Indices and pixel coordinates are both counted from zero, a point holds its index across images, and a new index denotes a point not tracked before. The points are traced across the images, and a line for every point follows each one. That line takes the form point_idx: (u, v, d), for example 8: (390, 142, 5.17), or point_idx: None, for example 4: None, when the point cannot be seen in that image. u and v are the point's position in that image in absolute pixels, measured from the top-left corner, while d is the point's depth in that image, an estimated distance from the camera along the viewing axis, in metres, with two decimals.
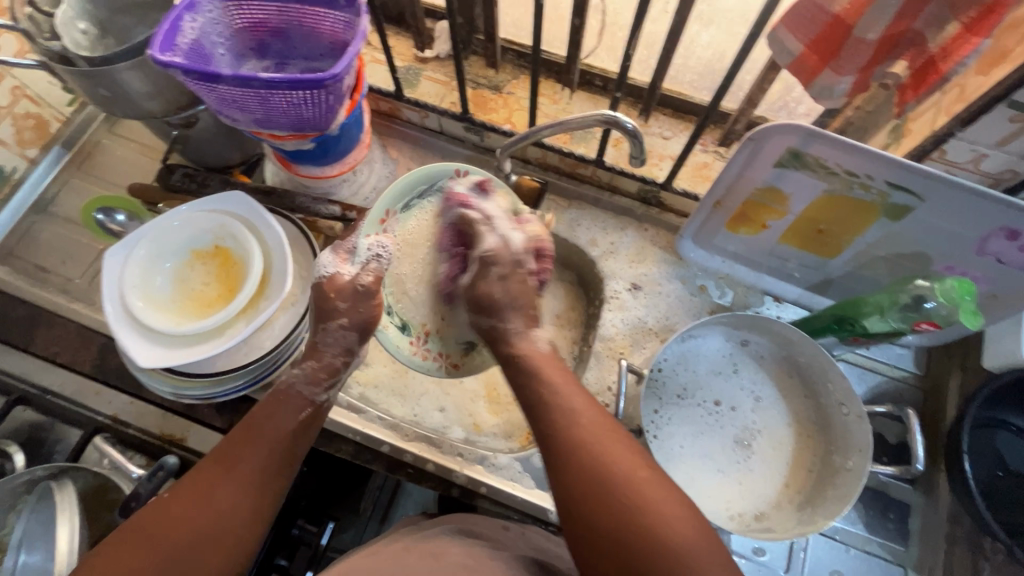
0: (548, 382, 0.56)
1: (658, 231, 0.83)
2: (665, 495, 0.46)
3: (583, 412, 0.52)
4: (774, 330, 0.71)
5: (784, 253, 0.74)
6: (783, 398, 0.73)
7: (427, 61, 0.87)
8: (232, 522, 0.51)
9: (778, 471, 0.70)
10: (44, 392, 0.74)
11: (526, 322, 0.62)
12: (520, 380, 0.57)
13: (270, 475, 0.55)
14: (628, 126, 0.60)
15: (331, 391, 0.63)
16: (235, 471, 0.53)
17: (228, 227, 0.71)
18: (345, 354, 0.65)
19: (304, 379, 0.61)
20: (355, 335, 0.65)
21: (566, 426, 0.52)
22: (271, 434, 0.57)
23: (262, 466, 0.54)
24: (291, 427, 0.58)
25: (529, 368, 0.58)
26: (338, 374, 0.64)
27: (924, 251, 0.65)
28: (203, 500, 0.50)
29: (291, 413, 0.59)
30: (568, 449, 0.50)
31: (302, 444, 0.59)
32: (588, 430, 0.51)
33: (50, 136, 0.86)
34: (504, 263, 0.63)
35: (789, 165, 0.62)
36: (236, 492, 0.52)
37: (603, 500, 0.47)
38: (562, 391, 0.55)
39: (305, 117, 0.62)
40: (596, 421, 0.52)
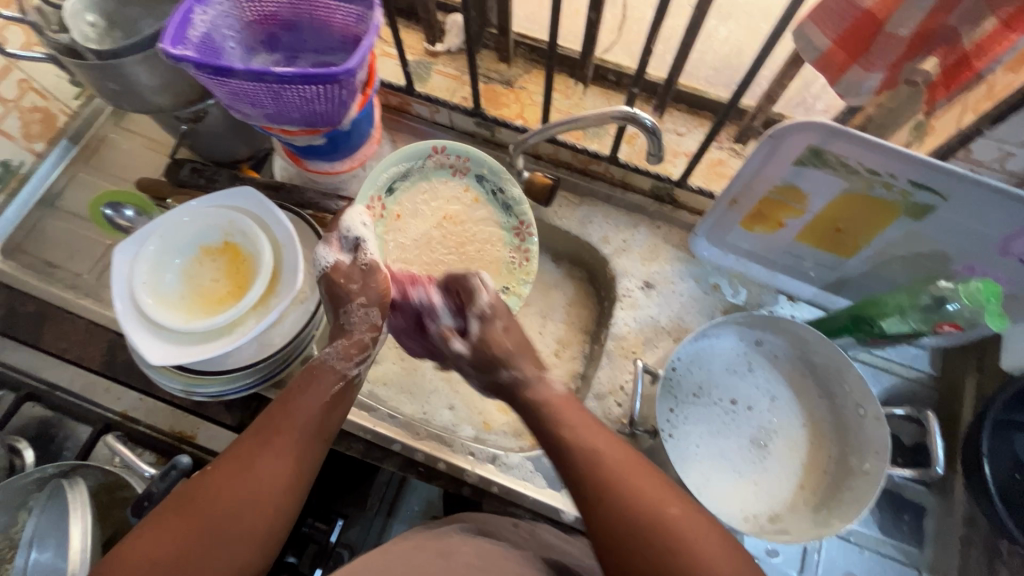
0: (576, 424, 0.56)
1: (671, 228, 0.82)
2: (694, 523, 0.48)
3: (604, 451, 0.53)
4: (790, 330, 0.70)
5: (801, 252, 0.73)
6: (798, 399, 0.72)
7: (438, 55, 0.86)
8: (278, 489, 0.51)
9: (793, 472, 0.69)
10: (53, 388, 0.74)
11: (536, 366, 0.62)
12: (540, 424, 0.57)
13: (311, 445, 0.55)
14: (646, 122, 0.59)
15: (363, 365, 0.63)
16: (275, 441, 0.53)
17: (238, 223, 0.70)
18: (372, 329, 0.65)
19: (336, 354, 0.61)
20: (376, 310, 0.65)
21: (590, 466, 0.52)
22: (307, 405, 0.57)
23: (302, 436, 0.55)
24: (327, 397, 0.58)
25: (547, 413, 0.57)
26: (367, 346, 0.64)
27: (945, 251, 0.64)
28: (246, 469, 0.51)
29: (326, 384, 0.59)
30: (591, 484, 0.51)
31: (338, 415, 0.59)
32: (619, 471, 0.51)
33: (57, 129, 0.85)
34: (502, 315, 0.65)
35: (810, 163, 0.61)
36: (275, 462, 0.52)
37: (642, 539, 0.47)
38: (587, 431, 0.55)
39: (317, 112, 0.61)
40: (617, 459, 0.52)
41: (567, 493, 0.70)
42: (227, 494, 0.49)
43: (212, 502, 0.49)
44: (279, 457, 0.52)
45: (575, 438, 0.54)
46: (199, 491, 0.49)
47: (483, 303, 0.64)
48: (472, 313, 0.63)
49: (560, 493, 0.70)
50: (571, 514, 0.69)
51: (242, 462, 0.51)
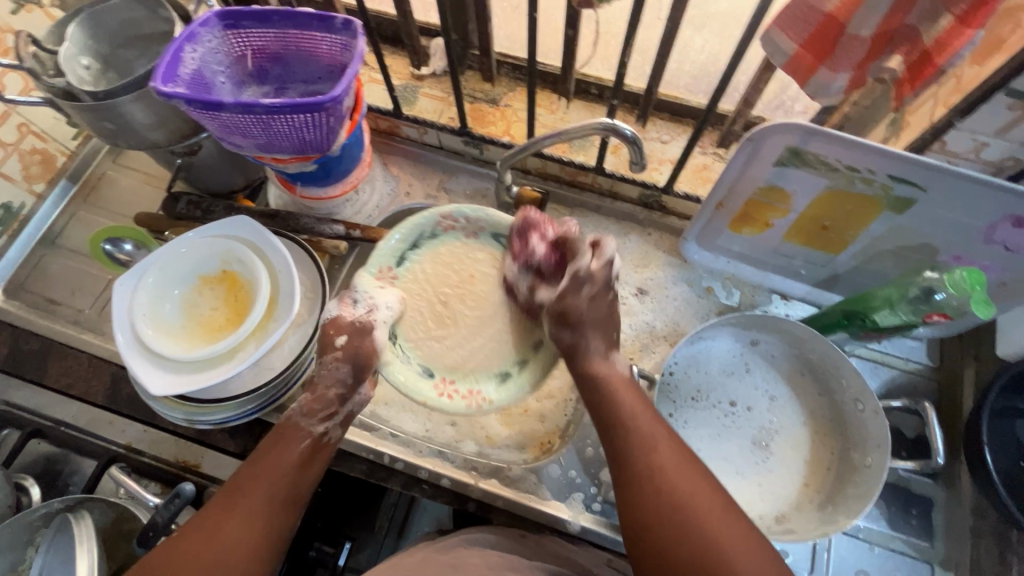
0: (635, 415, 0.58)
1: (661, 235, 0.83)
2: (722, 518, 0.50)
3: (652, 441, 0.55)
4: (783, 328, 0.71)
5: (790, 251, 0.74)
6: (797, 397, 0.72)
7: (424, 78, 0.88)
8: (246, 552, 0.51)
9: (796, 470, 0.69)
10: (58, 424, 0.74)
11: (606, 344, 0.64)
12: (599, 406, 0.60)
13: (281, 509, 0.55)
14: (627, 132, 0.61)
15: (331, 422, 0.61)
16: (241, 507, 0.53)
17: (235, 252, 0.71)
18: (337, 386, 0.62)
19: (300, 412, 0.60)
20: (348, 368, 0.62)
21: (646, 456, 0.54)
22: (274, 468, 0.56)
23: (271, 499, 0.55)
24: (296, 459, 0.57)
25: (609, 394, 0.60)
26: (336, 405, 0.61)
27: (931, 243, 0.65)
28: (215, 538, 0.51)
29: (297, 443, 0.58)
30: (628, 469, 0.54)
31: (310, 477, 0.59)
32: (659, 472, 0.53)
33: (56, 170, 0.87)
34: (596, 283, 0.63)
35: (790, 163, 0.62)
36: (242, 526, 0.52)
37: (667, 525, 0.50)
38: (639, 416, 0.58)
39: (307, 140, 0.62)
40: (655, 448, 0.55)
41: (573, 504, 0.71)
42: (195, 563, 0.49)
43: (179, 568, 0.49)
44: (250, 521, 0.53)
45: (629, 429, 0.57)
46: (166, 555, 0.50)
47: (584, 263, 0.63)
48: (569, 271, 0.63)
49: (565, 503, 0.71)
50: (577, 524, 0.69)
51: (213, 532, 0.51)
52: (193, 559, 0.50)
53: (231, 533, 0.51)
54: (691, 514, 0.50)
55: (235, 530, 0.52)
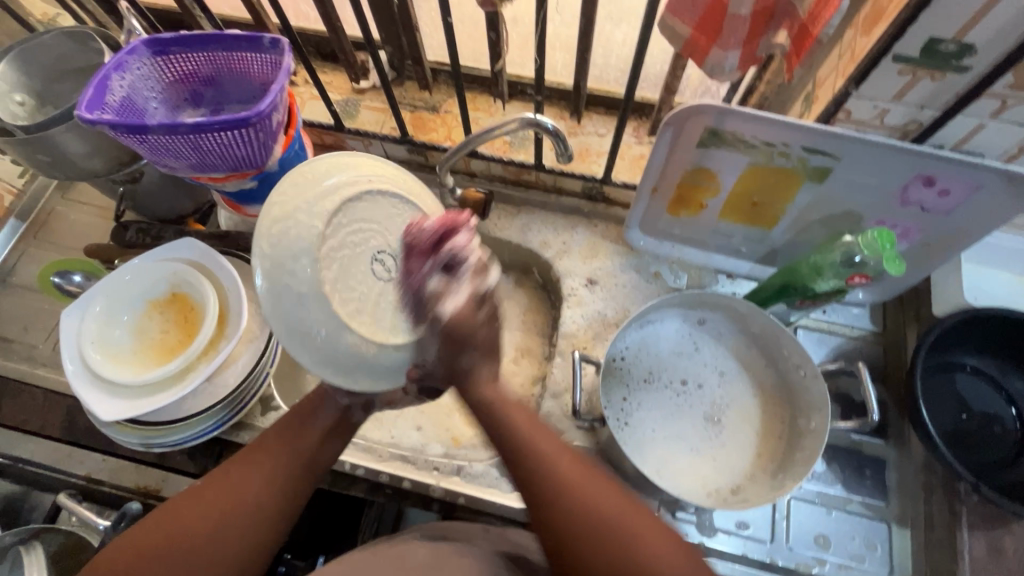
0: (537, 442, 0.51)
1: (607, 225, 0.85)
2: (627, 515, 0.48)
3: (554, 457, 0.51)
4: (725, 304, 0.73)
5: (728, 229, 0.76)
6: (746, 370, 0.74)
7: (364, 92, 0.90)
8: (265, 510, 0.53)
9: (749, 442, 0.70)
10: (16, 461, 0.74)
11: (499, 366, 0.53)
12: (488, 434, 0.53)
13: (300, 475, 0.57)
14: (549, 126, 0.62)
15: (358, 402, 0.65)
16: (266, 464, 0.55)
17: (182, 273, 0.72)
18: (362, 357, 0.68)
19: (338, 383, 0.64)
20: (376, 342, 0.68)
21: (550, 475, 0.50)
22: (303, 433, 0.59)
23: (291, 460, 0.57)
24: (323, 430, 0.61)
25: (499, 423, 0.52)
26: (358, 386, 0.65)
27: (855, 210, 0.67)
28: (234, 487, 0.53)
29: (323, 414, 0.61)
30: (528, 471, 0.50)
31: (330, 449, 0.61)
32: (564, 479, 0.49)
33: (4, 209, 0.88)
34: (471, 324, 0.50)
35: (711, 143, 0.65)
36: (265, 481, 0.54)
37: (564, 515, 0.48)
38: (527, 432, 0.52)
39: (240, 156, 0.64)
40: (549, 444, 0.52)
41: None
42: (213, 509, 0.51)
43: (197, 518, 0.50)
44: (269, 476, 0.55)
45: (535, 453, 0.51)
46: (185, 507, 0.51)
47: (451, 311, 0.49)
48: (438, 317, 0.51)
49: None
50: None
51: (232, 486, 0.53)
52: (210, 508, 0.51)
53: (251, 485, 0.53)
54: (602, 517, 0.47)
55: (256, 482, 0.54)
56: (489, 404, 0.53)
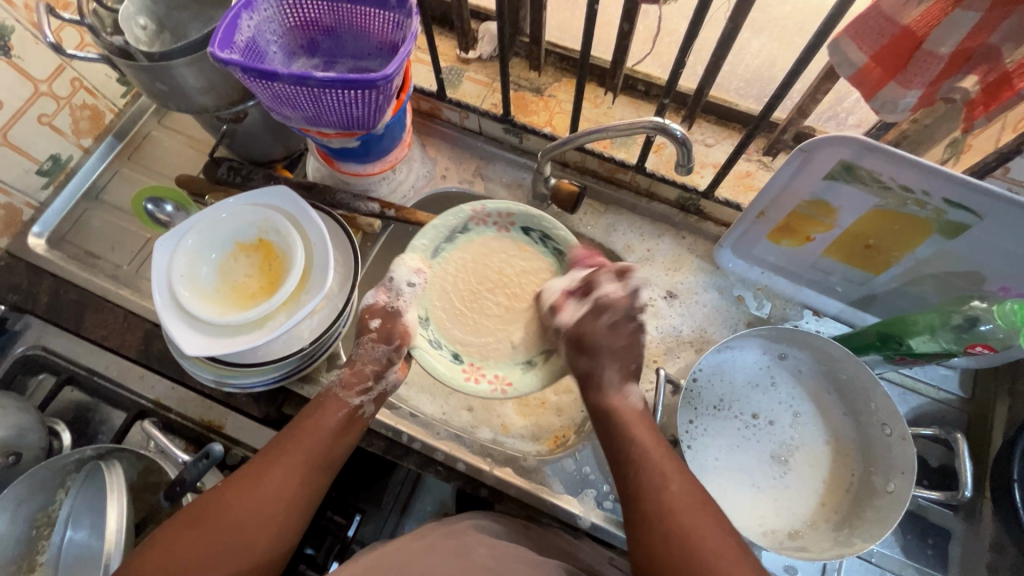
0: (629, 422, 0.62)
1: (696, 239, 0.82)
2: (690, 510, 0.53)
3: (637, 429, 0.61)
4: (815, 345, 0.69)
5: (828, 266, 0.73)
6: (821, 415, 0.71)
7: (470, 62, 0.88)
8: (284, 506, 0.55)
9: (813, 489, 0.68)
10: (91, 373, 0.77)
11: (622, 374, 0.66)
12: (612, 448, 0.61)
13: (315, 467, 0.58)
14: (677, 132, 0.59)
15: (365, 397, 0.65)
16: (284, 460, 0.57)
17: (273, 221, 0.72)
18: (377, 363, 0.67)
19: (339, 384, 0.64)
20: (385, 347, 0.68)
21: (658, 495, 0.55)
22: (316, 428, 0.60)
23: (312, 457, 0.58)
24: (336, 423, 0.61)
25: (619, 427, 0.62)
26: (370, 381, 0.65)
27: (978, 271, 0.63)
28: (257, 487, 0.55)
29: (333, 413, 0.62)
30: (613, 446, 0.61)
31: (345, 444, 0.62)
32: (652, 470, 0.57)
33: (104, 126, 0.89)
34: (617, 311, 0.68)
35: (841, 178, 0.61)
36: (283, 479, 0.56)
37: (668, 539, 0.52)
38: (652, 456, 0.58)
39: (355, 116, 0.62)
40: (638, 432, 0.61)
41: (584, 500, 0.71)
42: (232, 507, 0.53)
43: (223, 512, 0.53)
44: (284, 475, 0.56)
45: (639, 458, 0.58)
46: (210, 503, 0.54)
47: (569, 319, 0.69)
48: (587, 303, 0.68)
49: (577, 498, 0.71)
50: (587, 520, 0.69)
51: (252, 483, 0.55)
52: (246, 501, 0.54)
53: (282, 484, 0.55)
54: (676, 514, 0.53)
55: (285, 481, 0.56)
56: (625, 427, 0.61)
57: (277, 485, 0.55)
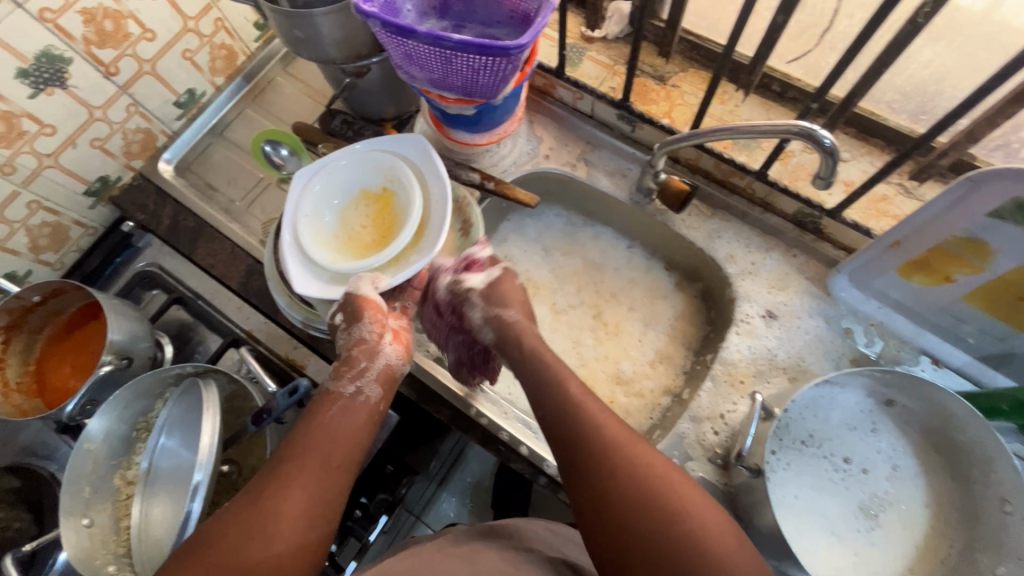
0: (533, 352, 0.67)
1: (808, 260, 0.76)
2: (618, 430, 0.56)
3: (539, 351, 0.66)
4: (932, 399, 0.62)
5: (964, 313, 0.65)
6: (924, 474, 0.65)
7: (594, 42, 0.85)
8: (298, 514, 0.52)
9: (901, 552, 0.62)
10: (196, 296, 0.82)
11: (523, 316, 0.72)
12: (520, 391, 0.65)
13: (319, 471, 0.55)
14: (826, 141, 0.53)
15: (359, 381, 0.64)
16: (283, 476, 0.54)
17: (399, 171, 0.73)
18: (367, 346, 0.67)
19: (330, 380, 0.65)
20: (354, 317, 0.67)
21: (591, 423, 0.57)
22: (311, 435, 0.58)
23: (314, 462, 0.56)
24: (332, 422, 0.60)
25: (539, 365, 0.65)
26: (365, 363, 0.66)
27: None
28: (260, 509, 0.51)
29: (330, 410, 0.61)
30: (591, 448, 0.55)
31: (353, 438, 0.60)
32: (582, 399, 0.59)
33: (236, 67, 0.94)
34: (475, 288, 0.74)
35: (1009, 218, 0.53)
36: (288, 490, 0.53)
37: (598, 461, 0.54)
38: (563, 381, 0.62)
39: (478, 83, 0.61)
40: (621, 429, 0.56)
41: None
42: (239, 533, 0.50)
43: (227, 550, 0.49)
44: (290, 486, 0.53)
45: (552, 381, 0.62)
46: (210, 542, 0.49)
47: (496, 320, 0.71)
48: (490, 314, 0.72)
49: None
50: None
51: (250, 506, 0.51)
52: (258, 529, 0.50)
53: (293, 504, 0.52)
54: (597, 432, 0.56)
55: (297, 497, 0.52)
56: (528, 352, 0.67)
57: (283, 501, 0.52)
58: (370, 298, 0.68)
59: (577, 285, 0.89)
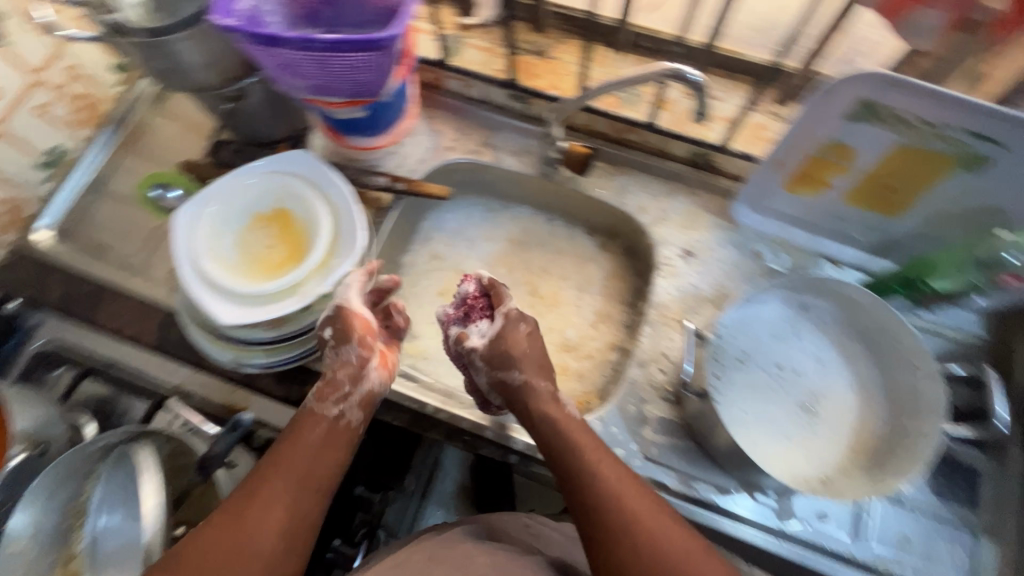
0: (520, 367, 0.66)
1: (709, 196, 0.81)
2: (639, 501, 0.55)
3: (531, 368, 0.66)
4: (836, 290, 0.69)
5: (848, 214, 0.72)
6: (847, 362, 0.71)
7: (471, 28, 0.86)
8: (278, 532, 0.53)
9: (843, 436, 0.68)
10: (108, 362, 0.76)
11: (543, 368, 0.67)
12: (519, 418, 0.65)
13: (302, 489, 0.56)
14: (693, 77, 0.58)
15: (344, 404, 0.62)
16: (266, 490, 0.54)
17: (298, 193, 0.72)
18: (351, 367, 0.64)
19: (314, 398, 0.62)
20: (339, 336, 0.65)
21: (611, 497, 0.55)
22: (299, 449, 0.58)
23: (296, 479, 0.56)
24: (318, 441, 0.59)
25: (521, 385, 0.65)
26: (348, 386, 0.63)
27: (999, 204, 0.62)
28: (239, 523, 0.52)
29: (314, 428, 0.60)
30: (628, 553, 0.52)
31: (334, 456, 0.60)
32: (588, 448, 0.59)
33: (102, 115, 0.87)
34: (477, 330, 0.69)
35: (863, 119, 0.60)
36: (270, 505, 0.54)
37: (612, 531, 0.54)
38: (567, 425, 0.62)
39: (361, 82, 0.61)
40: (654, 519, 0.54)
41: None
42: (221, 547, 0.51)
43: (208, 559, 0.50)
44: (272, 503, 0.54)
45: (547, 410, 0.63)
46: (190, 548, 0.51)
47: (502, 359, 0.66)
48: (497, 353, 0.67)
49: None
50: None
51: (232, 519, 0.53)
52: (236, 536, 0.52)
53: (274, 516, 0.53)
54: (615, 499, 0.55)
55: (278, 512, 0.54)
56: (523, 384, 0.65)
57: (264, 516, 0.53)
58: (358, 314, 0.66)
59: (508, 268, 0.90)
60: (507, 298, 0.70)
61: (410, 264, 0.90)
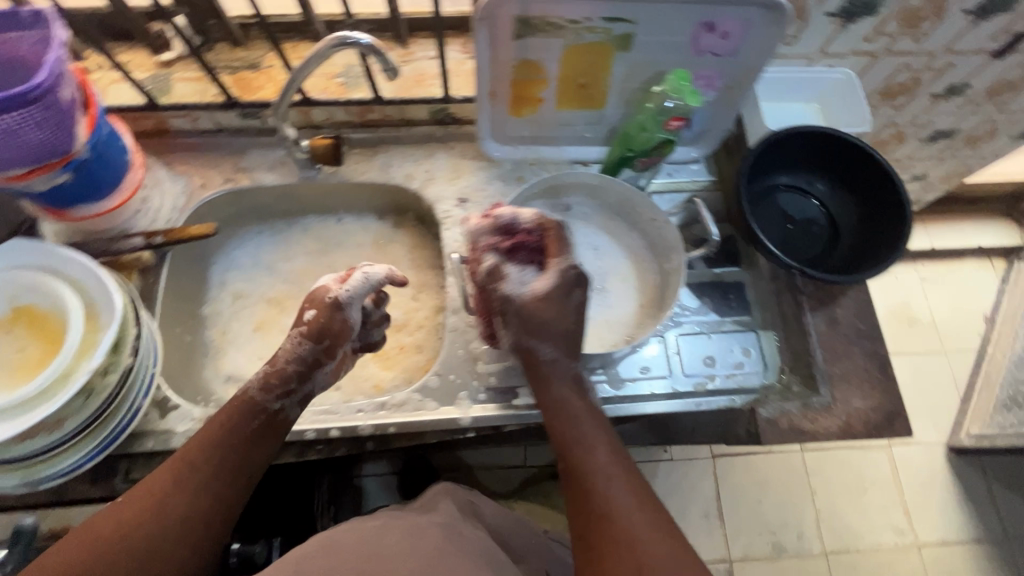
0: (555, 322, 0.64)
1: (463, 145, 0.88)
2: (612, 462, 0.58)
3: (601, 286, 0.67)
4: (581, 182, 0.79)
5: (568, 118, 0.82)
6: (615, 239, 0.81)
7: (173, 64, 0.84)
8: (199, 518, 0.56)
9: (631, 298, 0.78)
10: None
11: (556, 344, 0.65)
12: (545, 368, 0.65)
13: (218, 485, 0.59)
14: (362, 42, 0.63)
15: (285, 397, 0.66)
16: (189, 482, 0.57)
17: (39, 280, 0.66)
18: (298, 362, 0.67)
19: (258, 384, 0.65)
20: (313, 335, 0.68)
21: (586, 453, 0.59)
22: (222, 445, 0.61)
23: (218, 471, 0.59)
24: (248, 437, 0.62)
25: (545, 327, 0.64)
26: (295, 384, 0.66)
27: (661, 68, 0.75)
28: (163, 511, 0.55)
29: (246, 425, 0.63)
30: (582, 495, 0.56)
31: (258, 451, 0.63)
32: (581, 412, 0.63)
33: None
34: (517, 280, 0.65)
35: (526, 33, 0.69)
36: (192, 498, 0.57)
37: (579, 480, 0.57)
38: (563, 385, 0.65)
39: (34, 143, 0.58)
40: (618, 481, 0.57)
41: (461, 402, 0.74)
42: (139, 533, 0.53)
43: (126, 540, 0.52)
44: (192, 492, 0.57)
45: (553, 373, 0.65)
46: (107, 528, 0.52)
47: (547, 320, 0.64)
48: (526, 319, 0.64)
49: (454, 405, 0.74)
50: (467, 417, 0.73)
51: (152, 503, 0.55)
52: (154, 520, 0.54)
53: (182, 505, 0.56)
54: (592, 457, 0.58)
55: (186, 502, 0.56)
56: (530, 349, 0.64)
57: (184, 506, 0.56)
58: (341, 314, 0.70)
59: (316, 278, 0.90)
60: (565, 251, 0.65)
61: (214, 312, 0.87)
